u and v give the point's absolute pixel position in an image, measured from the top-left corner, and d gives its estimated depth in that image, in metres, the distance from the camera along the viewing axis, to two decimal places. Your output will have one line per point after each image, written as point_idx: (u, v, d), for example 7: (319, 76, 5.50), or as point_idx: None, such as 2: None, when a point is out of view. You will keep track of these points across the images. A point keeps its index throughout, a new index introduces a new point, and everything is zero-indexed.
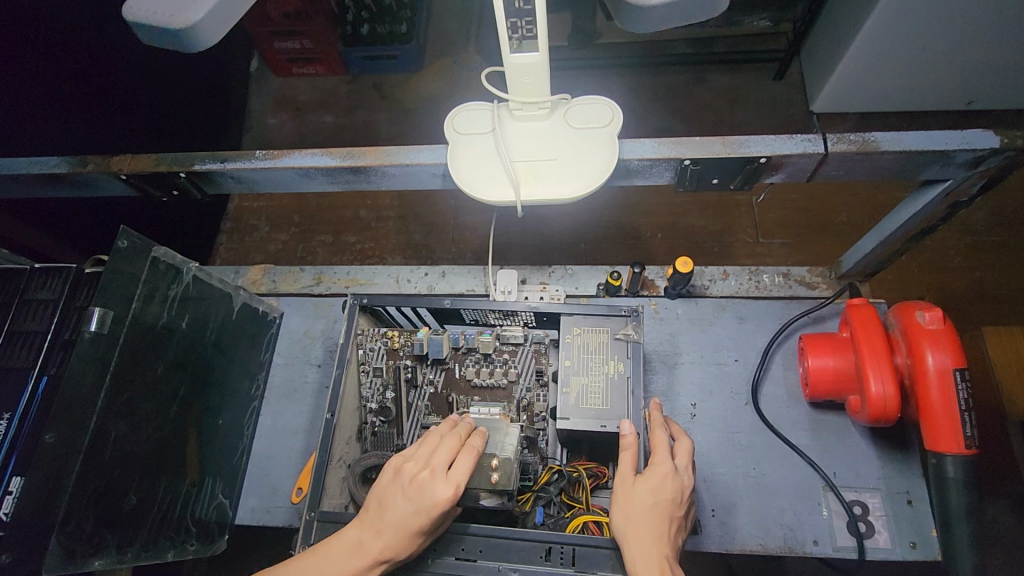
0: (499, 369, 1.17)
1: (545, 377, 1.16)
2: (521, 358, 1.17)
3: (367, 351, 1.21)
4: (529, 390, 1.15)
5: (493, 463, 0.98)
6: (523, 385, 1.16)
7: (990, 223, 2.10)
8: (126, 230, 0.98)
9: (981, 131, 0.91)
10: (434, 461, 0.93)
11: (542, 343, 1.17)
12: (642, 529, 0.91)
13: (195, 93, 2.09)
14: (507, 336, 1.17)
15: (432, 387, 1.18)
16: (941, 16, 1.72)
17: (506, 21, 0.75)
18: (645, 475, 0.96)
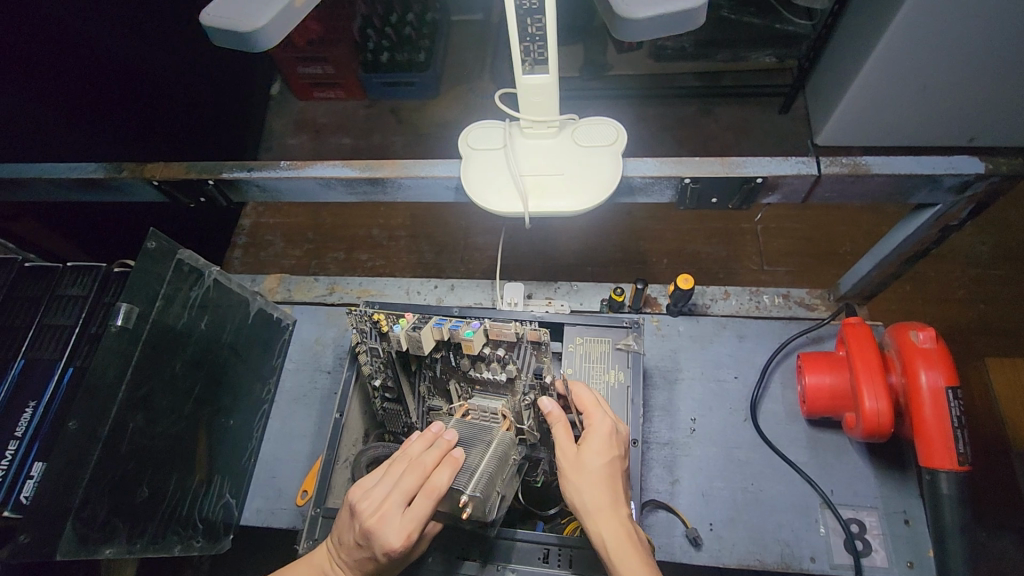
0: (493, 358, 1.08)
1: (543, 381, 1.08)
2: (518, 353, 1.08)
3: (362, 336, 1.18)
4: (529, 389, 1.10)
5: (461, 500, 0.89)
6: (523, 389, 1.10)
7: (992, 256, 2.13)
8: (156, 232, 1.03)
9: (966, 157, 0.96)
10: (389, 504, 0.89)
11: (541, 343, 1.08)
12: (598, 495, 0.93)
13: (218, 112, 2.19)
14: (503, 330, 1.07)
15: (431, 371, 1.16)
16: (938, 55, 1.79)
17: (519, 44, 0.82)
18: (587, 441, 0.97)
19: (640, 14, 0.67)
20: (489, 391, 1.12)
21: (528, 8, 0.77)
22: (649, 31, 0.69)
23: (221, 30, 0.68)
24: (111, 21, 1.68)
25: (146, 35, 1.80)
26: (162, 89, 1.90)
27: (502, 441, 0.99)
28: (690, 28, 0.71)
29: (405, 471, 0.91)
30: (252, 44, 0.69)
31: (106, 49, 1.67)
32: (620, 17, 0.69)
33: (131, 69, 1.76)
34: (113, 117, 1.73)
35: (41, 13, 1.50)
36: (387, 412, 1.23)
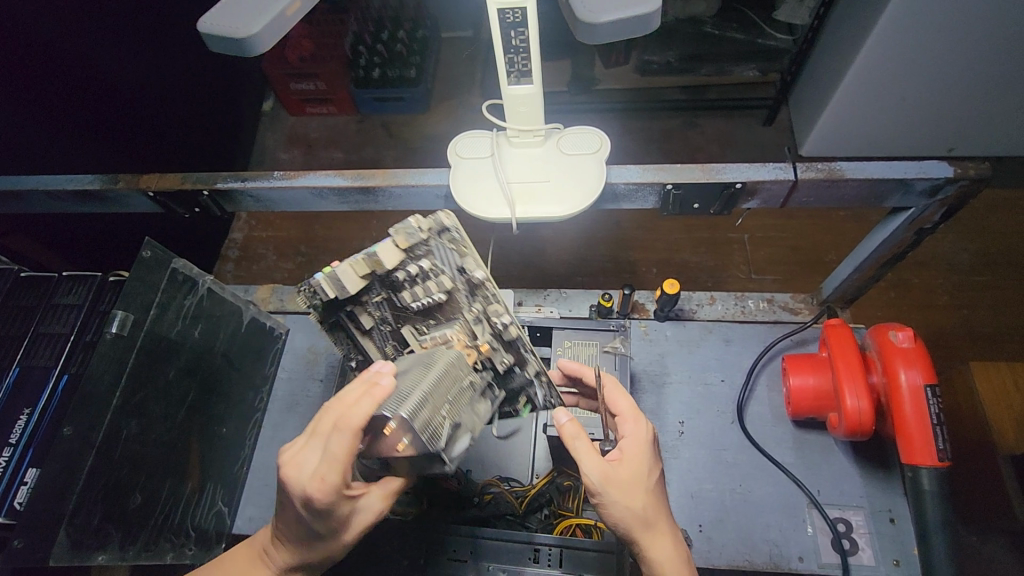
0: (418, 270, 0.94)
1: (473, 278, 0.93)
2: (436, 250, 0.94)
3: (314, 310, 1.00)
4: (473, 294, 0.96)
5: (387, 430, 0.79)
6: (469, 295, 0.96)
7: (974, 263, 2.18)
8: (150, 241, 1.07)
9: (936, 162, 1.00)
10: (307, 447, 0.85)
11: (454, 234, 0.94)
12: (649, 509, 0.88)
13: (208, 125, 2.21)
14: (411, 237, 0.92)
15: (385, 326, 1.00)
16: (914, 66, 1.85)
17: (504, 56, 0.85)
18: (633, 451, 0.91)
19: (602, 19, 0.71)
20: (442, 318, 0.98)
21: (512, 22, 0.80)
22: (611, 34, 0.73)
23: (220, 37, 0.71)
24: (103, 36, 1.70)
25: (140, 52, 1.84)
26: (155, 105, 1.92)
27: (446, 360, 0.85)
28: (651, 31, 0.74)
29: (330, 407, 0.85)
30: (247, 48, 0.71)
31: (101, 64, 1.71)
32: (586, 19, 0.72)
33: (126, 84, 1.79)
34: (107, 132, 1.75)
35: (40, 31, 1.53)
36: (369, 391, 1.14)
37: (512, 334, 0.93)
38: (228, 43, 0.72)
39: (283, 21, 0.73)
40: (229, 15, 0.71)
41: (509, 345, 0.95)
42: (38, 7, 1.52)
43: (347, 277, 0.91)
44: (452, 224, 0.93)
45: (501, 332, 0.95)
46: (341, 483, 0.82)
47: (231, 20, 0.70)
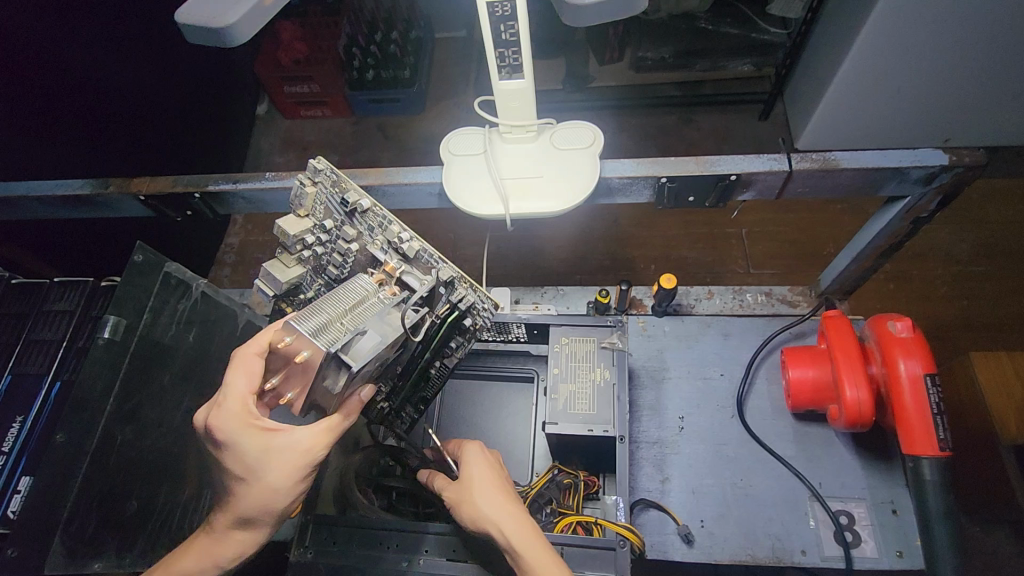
0: (321, 227, 1.03)
1: (355, 207, 1.02)
2: (328, 201, 1.04)
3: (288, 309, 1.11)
4: (371, 228, 1.04)
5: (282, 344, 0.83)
6: (368, 230, 1.04)
7: (974, 253, 2.17)
8: (142, 245, 1.07)
9: (931, 150, 0.99)
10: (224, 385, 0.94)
11: (332, 175, 1.04)
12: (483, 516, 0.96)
13: (201, 129, 2.19)
14: (303, 201, 1.02)
15: None
16: (910, 56, 1.84)
17: (494, 51, 0.85)
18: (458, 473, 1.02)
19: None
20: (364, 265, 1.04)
21: (501, 16, 0.79)
22: (598, 12, 0.72)
23: (197, 28, 0.70)
24: (92, 41, 1.69)
25: (131, 58, 1.83)
26: (148, 109, 1.91)
27: (353, 288, 0.93)
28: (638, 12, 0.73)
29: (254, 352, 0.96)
30: (225, 38, 0.71)
31: (91, 70, 1.69)
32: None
33: (116, 90, 1.78)
34: (99, 138, 1.74)
35: (30, 37, 1.52)
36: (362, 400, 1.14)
37: (414, 247, 1.02)
38: (207, 35, 0.71)
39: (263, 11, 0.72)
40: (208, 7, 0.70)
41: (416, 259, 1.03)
42: (27, 13, 1.51)
43: (276, 268, 1.01)
44: (324, 167, 1.04)
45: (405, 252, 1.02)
46: (245, 417, 0.86)
47: (210, 9, 0.69)
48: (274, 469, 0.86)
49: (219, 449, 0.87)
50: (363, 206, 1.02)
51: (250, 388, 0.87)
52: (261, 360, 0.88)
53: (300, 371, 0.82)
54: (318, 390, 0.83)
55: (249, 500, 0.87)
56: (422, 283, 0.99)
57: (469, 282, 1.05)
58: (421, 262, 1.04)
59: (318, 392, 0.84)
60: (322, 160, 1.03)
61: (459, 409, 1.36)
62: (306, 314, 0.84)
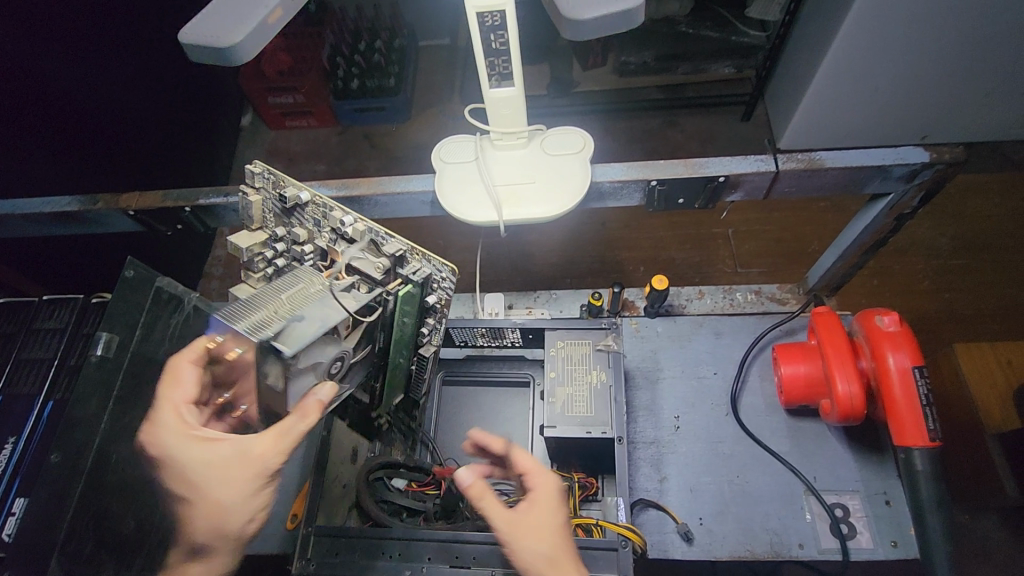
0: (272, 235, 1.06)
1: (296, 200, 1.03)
2: (271, 207, 1.07)
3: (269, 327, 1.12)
4: (316, 221, 1.06)
5: (229, 353, 0.81)
6: (314, 224, 1.06)
7: (953, 247, 2.22)
8: (132, 260, 1.08)
9: (912, 148, 1.02)
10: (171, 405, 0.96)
11: (270, 177, 1.06)
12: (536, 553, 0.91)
13: (186, 142, 2.18)
14: (251, 211, 1.05)
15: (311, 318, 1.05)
16: (887, 56, 1.88)
17: (484, 60, 0.86)
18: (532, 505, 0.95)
19: (587, 15, 0.71)
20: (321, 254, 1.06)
21: (491, 25, 0.81)
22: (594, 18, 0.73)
23: (201, 46, 0.70)
24: (74, 57, 1.68)
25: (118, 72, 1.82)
26: (133, 124, 1.90)
27: (295, 279, 0.92)
28: (634, 25, 0.75)
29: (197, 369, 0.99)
30: (233, 55, 0.71)
31: (75, 86, 1.68)
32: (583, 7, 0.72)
33: (99, 105, 1.77)
34: (83, 153, 1.72)
35: (13, 54, 1.50)
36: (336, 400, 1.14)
37: (357, 228, 1.03)
38: (212, 55, 0.71)
39: (267, 29, 0.72)
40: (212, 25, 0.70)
41: (363, 238, 1.04)
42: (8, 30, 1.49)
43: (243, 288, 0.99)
44: (261, 170, 1.06)
45: (348, 229, 1.03)
46: (185, 428, 0.89)
47: (213, 27, 0.70)
48: (217, 478, 0.85)
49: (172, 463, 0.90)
50: (302, 198, 1.03)
51: (188, 398, 0.91)
52: (195, 368, 0.92)
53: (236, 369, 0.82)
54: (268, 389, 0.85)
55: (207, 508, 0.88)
56: (372, 266, 1.00)
57: (421, 253, 1.06)
58: (365, 247, 1.03)
59: (263, 392, 0.84)
60: (262, 165, 1.05)
61: (455, 415, 1.36)
62: (239, 312, 0.83)
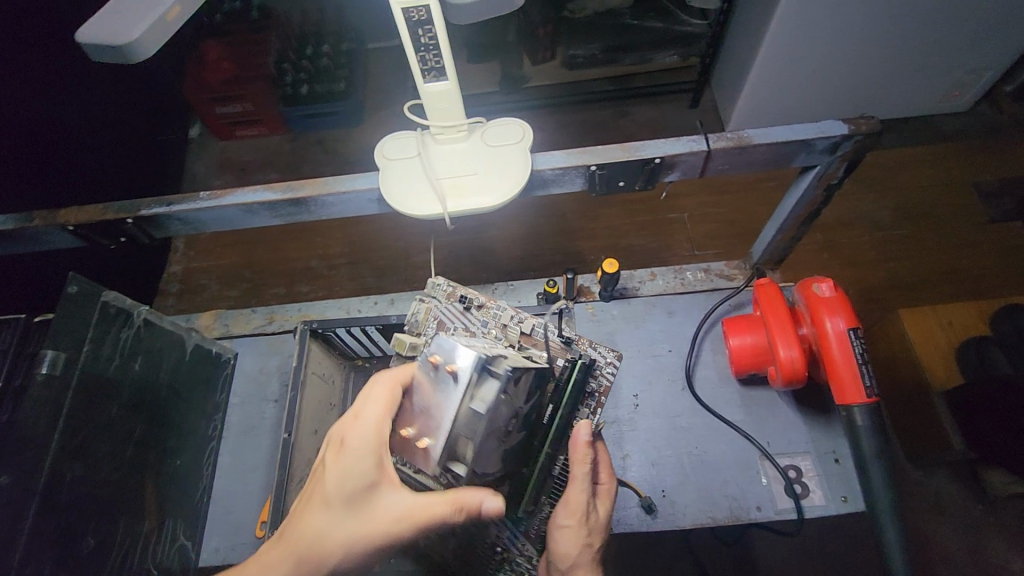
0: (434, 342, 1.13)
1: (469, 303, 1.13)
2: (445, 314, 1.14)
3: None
4: (487, 322, 1.13)
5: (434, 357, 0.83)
6: (482, 324, 1.13)
7: (893, 218, 2.33)
8: (76, 275, 1.03)
9: (833, 122, 1.08)
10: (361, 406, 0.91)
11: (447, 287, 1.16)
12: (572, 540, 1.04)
13: (133, 155, 2.12)
14: (420, 317, 1.14)
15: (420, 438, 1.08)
16: (819, 38, 1.97)
17: (415, 55, 0.87)
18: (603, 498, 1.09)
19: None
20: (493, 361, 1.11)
21: (418, 20, 0.82)
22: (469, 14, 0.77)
23: (94, 45, 0.69)
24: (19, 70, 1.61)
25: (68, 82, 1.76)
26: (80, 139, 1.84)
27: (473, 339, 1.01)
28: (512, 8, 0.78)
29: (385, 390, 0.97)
30: (131, 56, 0.71)
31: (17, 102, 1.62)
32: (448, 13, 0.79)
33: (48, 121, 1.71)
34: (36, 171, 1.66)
35: None
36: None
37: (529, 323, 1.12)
38: (107, 53, 0.70)
39: (165, 27, 0.72)
40: (105, 25, 0.69)
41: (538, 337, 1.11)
42: None
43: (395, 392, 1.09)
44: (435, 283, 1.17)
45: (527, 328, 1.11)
46: (376, 435, 0.87)
47: (106, 26, 0.69)
48: (365, 506, 0.85)
49: (338, 461, 0.87)
50: (479, 302, 1.13)
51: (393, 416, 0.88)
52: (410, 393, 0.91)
53: (443, 381, 0.82)
54: (462, 417, 0.81)
55: (321, 530, 0.86)
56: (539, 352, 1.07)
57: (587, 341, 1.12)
58: (545, 344, 1.09)
59: (459, 421, 0.81)
60: (438, 278, 1.16)
61: None
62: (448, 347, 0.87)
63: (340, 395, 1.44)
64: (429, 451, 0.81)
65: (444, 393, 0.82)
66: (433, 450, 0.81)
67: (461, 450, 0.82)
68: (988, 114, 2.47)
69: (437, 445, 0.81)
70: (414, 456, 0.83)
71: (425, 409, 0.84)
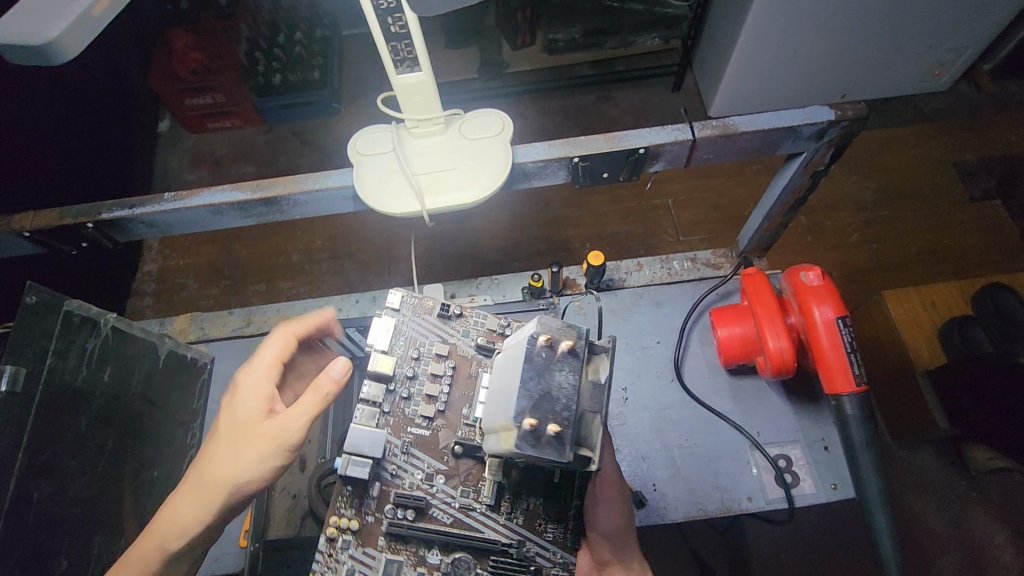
0: (408, 358, 1.09)
1: (450, 312, 1.11)
2: (416, 326, 1.11)
3: (396, 474, 1.03)
4: (469, 330, 1.11)
5: (543, 334, 0.81)
6: (464, 333, 1.11)
7: (876, 199, 2.33)
8: (33, 285, 0.97)
9: (818, 107, 1.05)
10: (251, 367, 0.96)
11: (414, 300, 1.13)
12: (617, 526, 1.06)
13: (100, 151, 2.04)
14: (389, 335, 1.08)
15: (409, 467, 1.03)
16: (802, 19, 1.93)
17: (387, 45, 0.82)
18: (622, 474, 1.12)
19: None
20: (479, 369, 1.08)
21: (388, 8, 0.77)
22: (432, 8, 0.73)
23: (10, 46, 0.63)
24: None
25: (23, 77, 1.67)
26: (41, 136, 1.76)
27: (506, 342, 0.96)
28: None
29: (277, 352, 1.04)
30: (50, 56, 0.66)
31: None
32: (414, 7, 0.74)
33: (5, 118, 1.62)
34: None
35: None
36: (452, 560, 0.98)
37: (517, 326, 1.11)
38: (27, 55, 0.65)
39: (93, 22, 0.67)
40: (19, 23, 0.63)
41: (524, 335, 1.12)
42: None
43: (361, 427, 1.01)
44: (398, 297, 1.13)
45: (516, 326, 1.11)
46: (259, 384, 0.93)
47: (23, 23, 0.63)
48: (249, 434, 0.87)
49: (227, 415, 0.91)
50: (458, 310, 1.11)
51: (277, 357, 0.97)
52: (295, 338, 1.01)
53: (558, 356, 0.80)
54: (584, 394, 0.82)
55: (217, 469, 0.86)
56: None
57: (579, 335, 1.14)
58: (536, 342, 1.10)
59: (585, 395, 0.82)
60: (401, 291, 1.12)
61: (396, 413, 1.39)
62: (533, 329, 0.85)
63: None
64: (562, 435, 0.77)
65: (564, 374, 0.80)
66: (570, 433, 0.77)
67: (585, 430, 0.82)
68: (968, 93, 2.47)
69: (569, 426, 0.77)
70: (542, 447, 0.76)
71: (543, 394, 0.78)
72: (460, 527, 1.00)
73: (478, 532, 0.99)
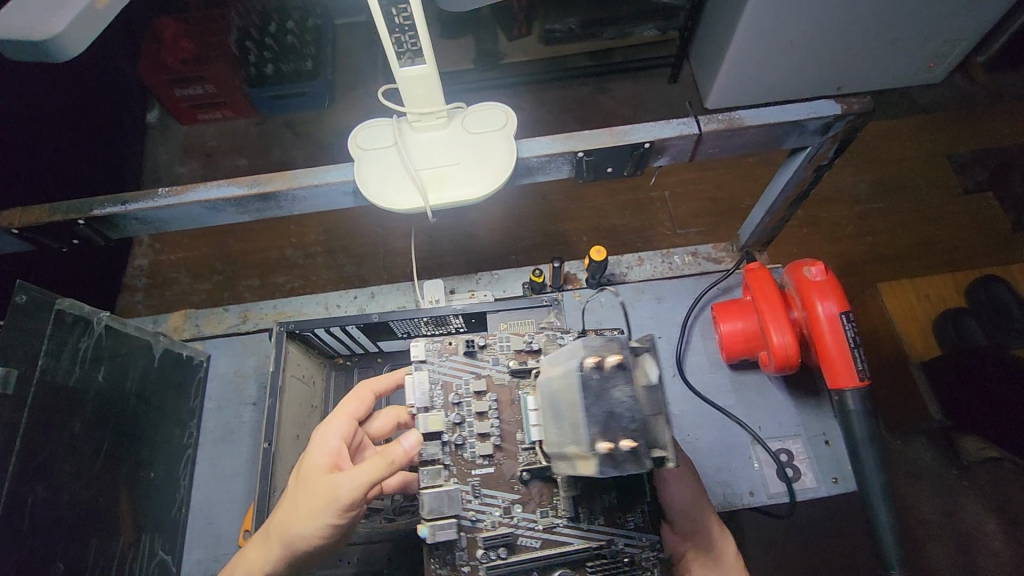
0: (448, 406, 1.01)
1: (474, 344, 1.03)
2: (446, 370, 1.04)
3: (476, 519, 0.96)
4: (496, 357, 1.04)
5: (591, 356, 0.73)
6: (494, 361, 1.04)
7: (872, 191, 2.33)
8: (23, 284, 0.94)
9: (824, 101, 1.04)
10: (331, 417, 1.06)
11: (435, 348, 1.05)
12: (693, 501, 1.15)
13: (89, 143, 2.00)
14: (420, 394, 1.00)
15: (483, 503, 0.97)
16: (802, 10, 1.92)
17: (389, 36, 0.80)
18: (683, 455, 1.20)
19: None
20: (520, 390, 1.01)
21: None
22: None
23: (11, 41, 0.62)
24: None
25: (8, 68, 1.63)
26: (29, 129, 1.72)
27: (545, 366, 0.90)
28: None
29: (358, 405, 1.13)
30: (51, 53, 0.65)
31: None
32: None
33: None
34: None
35: None
36: None
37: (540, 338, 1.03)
38: (28, 51, 0.64)
39: (96, 18, 0.65)
40: (16, 15, 0.62)
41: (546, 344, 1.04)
42: None
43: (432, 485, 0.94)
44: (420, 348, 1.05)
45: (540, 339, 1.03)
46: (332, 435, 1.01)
47: (23, 18, 0.62)
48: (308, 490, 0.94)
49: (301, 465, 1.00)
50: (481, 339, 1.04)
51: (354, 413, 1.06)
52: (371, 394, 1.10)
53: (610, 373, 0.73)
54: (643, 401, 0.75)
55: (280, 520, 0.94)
56: None
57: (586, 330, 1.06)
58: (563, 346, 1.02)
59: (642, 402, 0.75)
60: (419, 341, 1.05)
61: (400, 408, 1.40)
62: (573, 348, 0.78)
63: (322, 396, 1.39)
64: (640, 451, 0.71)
65: (621, 389, 0.72)
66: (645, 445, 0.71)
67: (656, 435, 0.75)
68: (963, 85, 2.47)
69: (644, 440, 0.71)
70: (623, 466, 0.71)
71: (608, 416, 0.72)
72: (550, 547, 0.95)
73: (567, 546, 0.95)
